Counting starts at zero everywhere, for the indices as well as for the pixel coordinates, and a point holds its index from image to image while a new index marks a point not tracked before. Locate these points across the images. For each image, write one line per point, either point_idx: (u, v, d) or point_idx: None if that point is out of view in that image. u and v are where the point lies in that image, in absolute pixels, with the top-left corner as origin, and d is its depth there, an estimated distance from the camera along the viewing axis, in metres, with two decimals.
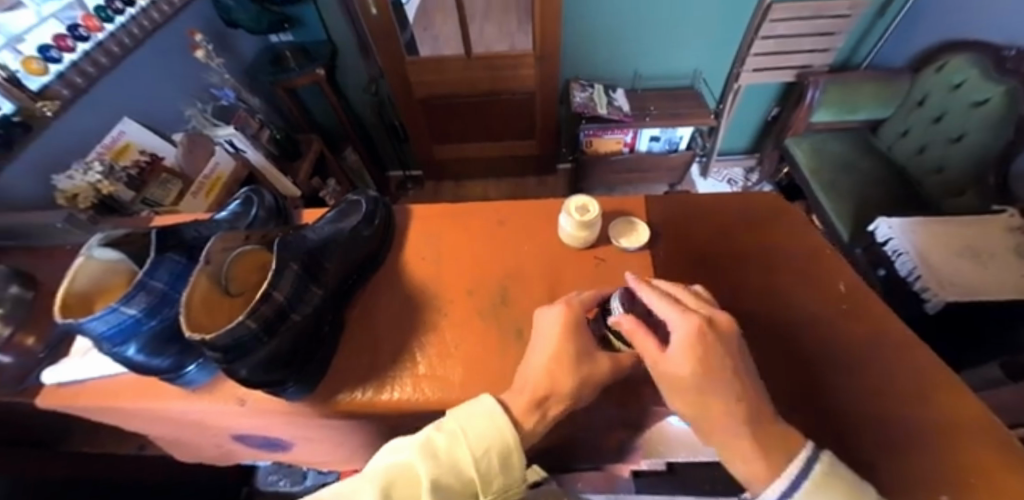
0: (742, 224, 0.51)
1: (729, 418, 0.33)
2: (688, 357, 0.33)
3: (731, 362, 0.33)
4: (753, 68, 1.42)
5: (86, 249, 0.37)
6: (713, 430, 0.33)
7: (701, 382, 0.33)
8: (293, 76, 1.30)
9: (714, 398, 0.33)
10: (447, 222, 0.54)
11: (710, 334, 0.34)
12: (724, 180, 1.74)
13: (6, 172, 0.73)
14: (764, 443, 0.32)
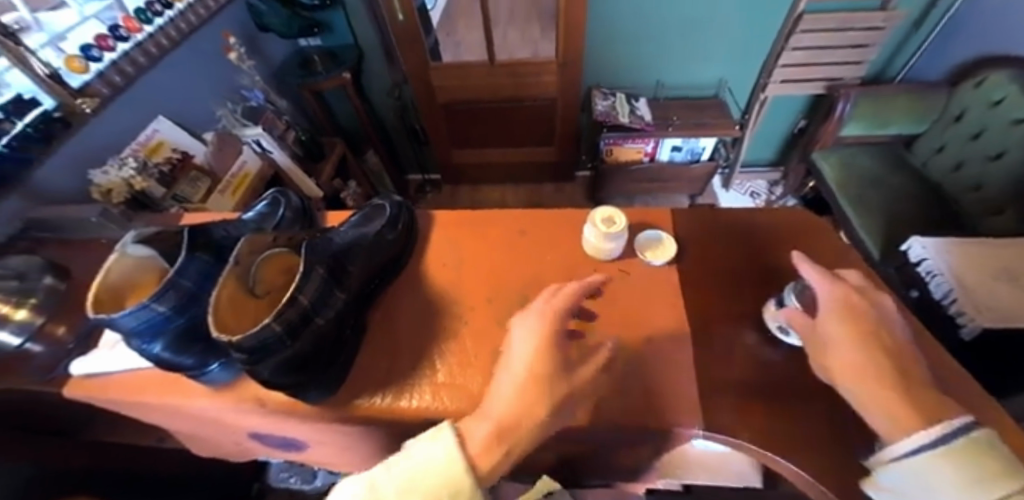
0: (773, 240, 0.50)
1: (883, 373, 0.33)
2: (844, 313, 0.36)
3: (882, 328, 0.35)
4: (781, 79, 1.39)
5: (120, 246, 0.38)
6: (865, 390, 0.33)
7: (850, 338, 0.35)
8: (320, 78, 1.33)
9: (868, 354, 0.34)
10: (469, 228, 0.54)
11: (857, 299, 0.37)
12: (747, 192, 1.70)
13: (46, 166, 0.76)
14: (918, 403, 0.31)
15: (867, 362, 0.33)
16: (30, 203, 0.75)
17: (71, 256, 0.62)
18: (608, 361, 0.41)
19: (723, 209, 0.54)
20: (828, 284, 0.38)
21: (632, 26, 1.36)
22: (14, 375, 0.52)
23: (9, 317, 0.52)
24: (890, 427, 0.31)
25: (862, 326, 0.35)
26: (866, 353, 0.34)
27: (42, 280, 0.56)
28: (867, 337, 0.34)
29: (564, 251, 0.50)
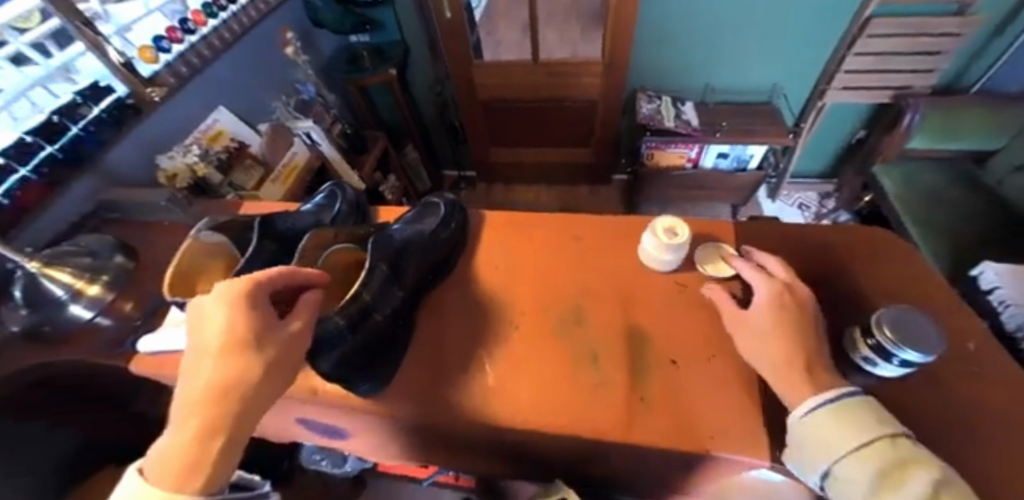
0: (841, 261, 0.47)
1: (786, 354, 0.36)
2: (769, 306, 0.39)
3: (805, 320, 0.38)
4: (840, 86, 1.31)
5: (193, 231, 0.39)
6: (774, 367, 0.37)
7: (774, 326, 0.38)
8: (367, 74, 1.36)
9: (780, 339, 0.37)
10: (521, 231, 0.54)
11: (790, 294, 0.39)
12: (795, 204, 1.62)
13: (118, 150, 0.80)
14: (817, 382, 0.35)
15: (776, 346, 0.37)
16: (101, 184, 0.80)
17: (138, 236, 0.66)
18: (665, 377, 0.40)
19: (789, 226, 0.51)
20: (761, 277, 0.41)
21: (682, 28, 1.32)
22: (84, 346, 0.55)
23: (82, 293, 0.56)
24: (789, 398, 0.35)
25: (788, 316, 0.38)
26: (781, 339, 0.37)
27: (112, 258, 0.60)
28: (788, 326, 0.38)
29: (618, 260, 0.49)
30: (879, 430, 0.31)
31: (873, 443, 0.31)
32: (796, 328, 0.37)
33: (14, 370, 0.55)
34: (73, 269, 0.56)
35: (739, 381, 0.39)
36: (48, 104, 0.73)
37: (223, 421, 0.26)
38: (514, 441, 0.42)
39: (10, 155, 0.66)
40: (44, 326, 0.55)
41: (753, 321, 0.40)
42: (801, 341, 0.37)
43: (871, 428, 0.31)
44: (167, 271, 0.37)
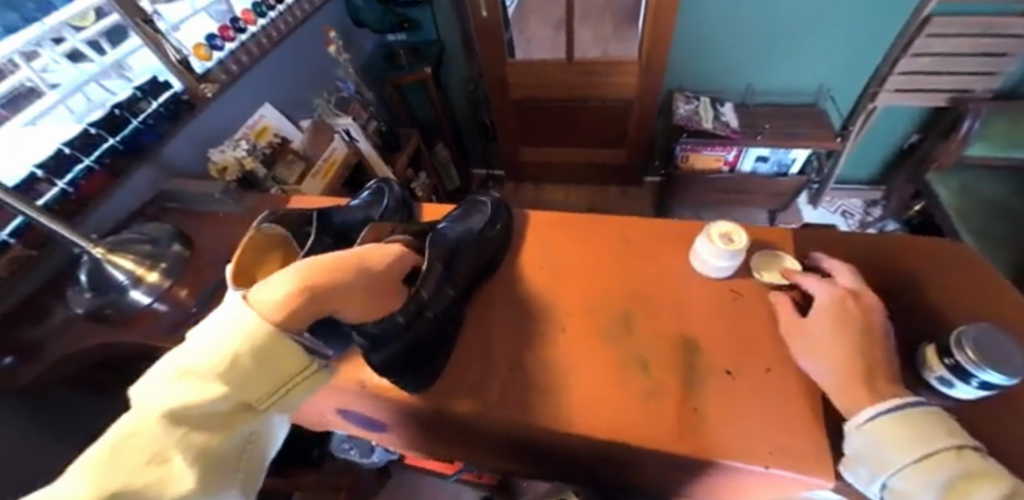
0: (907, 274, 0.45)
1: (845, 362, 0.36)
2: (832, 313, 0.38)
3: (872, 329, 0.37)
4: (893, 88, 1.26)
5: (256, 223, 0.40)
6: (834, 376, 0.36)
7: (836, 334, 0.37)
8: (404, 72, 1.38)
9: (838, 347, 0.36)
10: (569, 231, 0.53)
11: (851, 301, 0.38)
12: (837, 211, 1.56)
13: (174, 143, 0.85)
14: (876, 392, 0.34)
15: (834, 354, 0.36)
16: (157, 175, 0.84)
17: (192, 225, 0.69)
18: (720, 387, 0.39)
19: (849, 236, 0.49)
20: (821, 284, 0.40)
21: (724, 27, 1.29)
22: (145, 327, 0.58)
23: (142, 279, 0.58)
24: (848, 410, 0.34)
25: (852, 325, 0.37)
26: (840, 348, 0.36)
27: (171, 246, 0.63)
28: (852, 334, 0.36)
29: (668, 265, 0.48)
30: (941, 441, 0.30)
31: (938, 454, 0.29)
32: (857, 337, 0.36)
33: (82, 346, 0.58)
34: (134, 255, 0.59)
35: (799, 395, 0.38)
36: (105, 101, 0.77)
37: (310, 294, 0.28)
38: (558, 444, 0.42)
39: (75, 146, 0.71)
40: (106, 309, 0.58)
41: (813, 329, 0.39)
42: (864, 353, 0.35)
43: (932, 436, 0.30)
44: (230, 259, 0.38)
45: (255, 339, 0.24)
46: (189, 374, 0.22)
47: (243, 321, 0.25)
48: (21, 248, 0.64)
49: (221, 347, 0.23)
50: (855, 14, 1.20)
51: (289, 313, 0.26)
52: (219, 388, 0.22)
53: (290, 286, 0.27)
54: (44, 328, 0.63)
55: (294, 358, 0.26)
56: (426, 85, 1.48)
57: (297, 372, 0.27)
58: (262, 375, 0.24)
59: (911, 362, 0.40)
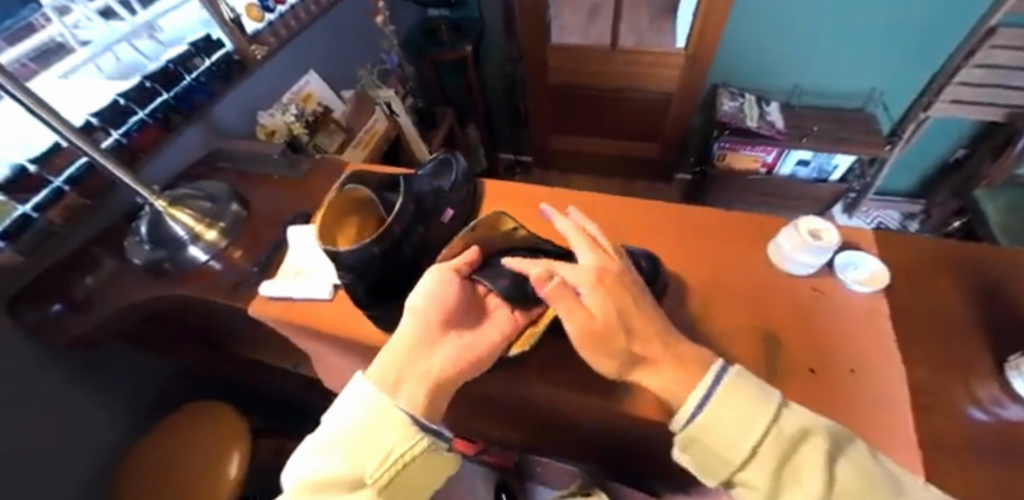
0: (994, 283, 0.44)
1: (620, 348, 0.32)
2: (588, 283, 0.33)
3: (644, 303, 0.34)
4: (950, 98, 1.20)
5: (340, 183, 0.42)
6: (587, 350, 0.32)
7: (582, 306, 0.32)
8: (444, 49, 1.35)
9: (576, 317, 0.32)
10: (642, 219, 0.52)
11: (623, 277, 0.34)
12: (872, 222, 1.53)
13: (222, 105, 0.84)
14: (681, 357, 0.32)
15: (575, 320, 0.32)
16: (207, 133, 0.84)
17: (246, 186, 0.68)
18: (804, 386, 0.38)
19: (938, 242, 0.48)
20: (584, 248, 0.36)
21: (777, 22, 1.25)
22: (200, 284, 0.57)
23: (200, 236, 0.59)
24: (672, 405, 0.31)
25: (611, 298, 0.32)
26: (572, 316, 0.32)
27: (229, 206, 0.62)
28: (623, 309, 0.32)
29: (741, 260, 0.47)
30: (753, 424, 0.29)
31: (760, 442, 0.28)
32: (633, 314, 0.32)
33: (138, 297, 0.59)
34: (192, 211, 0.60)
35: (886, 397, 0.37)
36: (136, 63, 0.73)
37: (419, 343, 0.32)
38: (629, 427, 0.42)
39: (131, 98, 0.70)
40: (164, 263, 0.59)
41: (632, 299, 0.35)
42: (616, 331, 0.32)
43: (739, 425, 0.29)
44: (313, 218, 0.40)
45: (366, 423, 0.29)
46: (326, 449, 0.29)
47: (363, 399, 0.29)
48: (75, 196, 0.64)
49: (345, 427, 0.29)
50: (918, 15, 1.15)
51: (403, 372, 0.30)
52: (342, 464, 0.28)
53: (400, 353, 0.31)
54: (95, 278, 0.62)
55: (402, 436, 0.28)
56: (465, 64, 1.45)
57: (406, 449, 0.28)
58: (375, 454, 0.28)
59: (999, 371, 0.40)
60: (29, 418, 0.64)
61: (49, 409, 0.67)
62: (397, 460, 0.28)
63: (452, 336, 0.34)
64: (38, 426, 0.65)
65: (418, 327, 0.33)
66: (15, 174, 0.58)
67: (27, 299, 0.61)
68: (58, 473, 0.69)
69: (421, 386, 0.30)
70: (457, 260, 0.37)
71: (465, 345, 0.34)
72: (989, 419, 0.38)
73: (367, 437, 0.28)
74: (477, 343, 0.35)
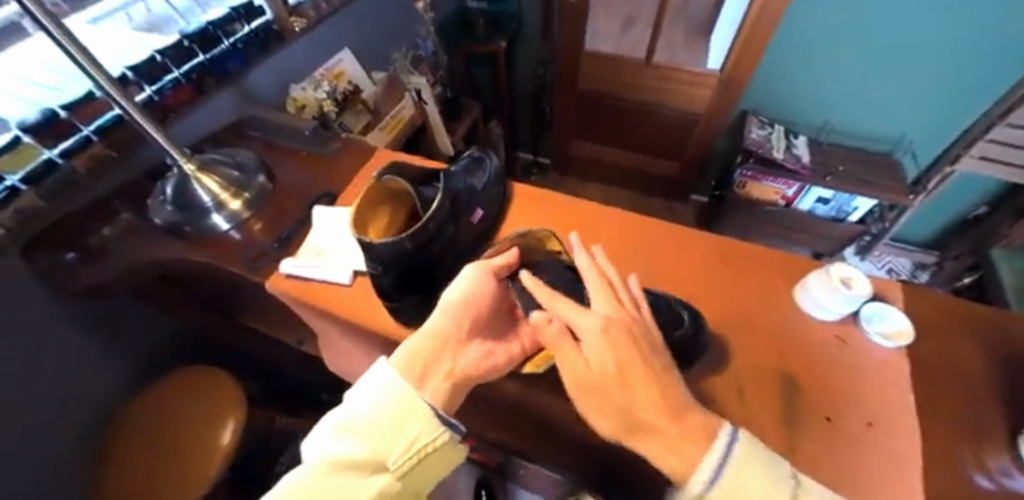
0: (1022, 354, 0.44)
1: (614, 402, 0.30)
2: (590, 330, 0.31)
3: (657, 363, 0.31)
4: (979, 154, 1.16)
5: (379, 174, 0.43)
6: (580, 397, 0.32)
7: (579, 351, 0.32)
8: (478, 43, 1.35)
9: (570, 361, 0.32)
10: (669, 243, 0.52)
11: (637, 331, 0.32)
12: (883, 267, 1.52)
13: (257, 73, 0.84)
14: (692, 427, 0.29)
15: (569, 366, 0.32)
16: (239, 100, 0.84)
17: (273, 158, 0.68)
18: (819, 433, 0.38)
19: (967, 305, 0.47)
20: (599, 295, 0.34)
21: (814, 56, 1.24)
22: (218, 251, 0.57)
23: (225, 204, 0.59)
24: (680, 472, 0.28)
25: (612, 351, 0.30)
26: (568, 361, 0.32)
27: (256, 178, 0.63)
28: (625, 362, 0.30)
29: (767, 296, 0.47)
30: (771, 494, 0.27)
31: None
32: (638, 371, 0.30)
33: (153, 256, 0.59)
34: (219, 178, 0.61)
35: (900, 454, 0.37)
36: (168, 19, 0.76)
37: (448, 340, 0.33)
38: (637, 450, 0.42)
39: (168, 55, 0.69)
40: (185, 226, 0.59)
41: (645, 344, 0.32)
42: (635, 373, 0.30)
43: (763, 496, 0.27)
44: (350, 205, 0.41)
45: (393, 409, 0.28)
46: (348, 430, 0.28)
47: (389, 384, 0.29)
48: (102, 147, 0.64)
49: (371, 410, 0.28)
50: (957, 72, 1.15)
51: (427, 365, 0.31)
52: (363, 447, 0.27)
53: (428, 345, 0.32)
54: (112, 229, 0.63)
55: (426, 427, 0.28)
56: (496, 59, 1.44)
57: (428, 440, 0.28)
58: (400, 441, 0.28)
59: (1012, 443, 0.38)
60: (31, 361, 0.64)
61: (52, 354, 0.67)
62: (418, 449, 0.28)
63: (478, 340, 0.35)
64: (39, 370, 0.66)
65: (450, 325, 0.34)
66: (46, 117, 0.58)
67: (41, 245, 0.61)
68: (53, 419, 0.69)
69: (442, 381, 0.31)
70: (499, 260, 0.38)
71: (489, 350, 0.36)
72: (996, 488, 0.35)
73: (393, 424, 0.28)
74: (499, 351, 0.36)
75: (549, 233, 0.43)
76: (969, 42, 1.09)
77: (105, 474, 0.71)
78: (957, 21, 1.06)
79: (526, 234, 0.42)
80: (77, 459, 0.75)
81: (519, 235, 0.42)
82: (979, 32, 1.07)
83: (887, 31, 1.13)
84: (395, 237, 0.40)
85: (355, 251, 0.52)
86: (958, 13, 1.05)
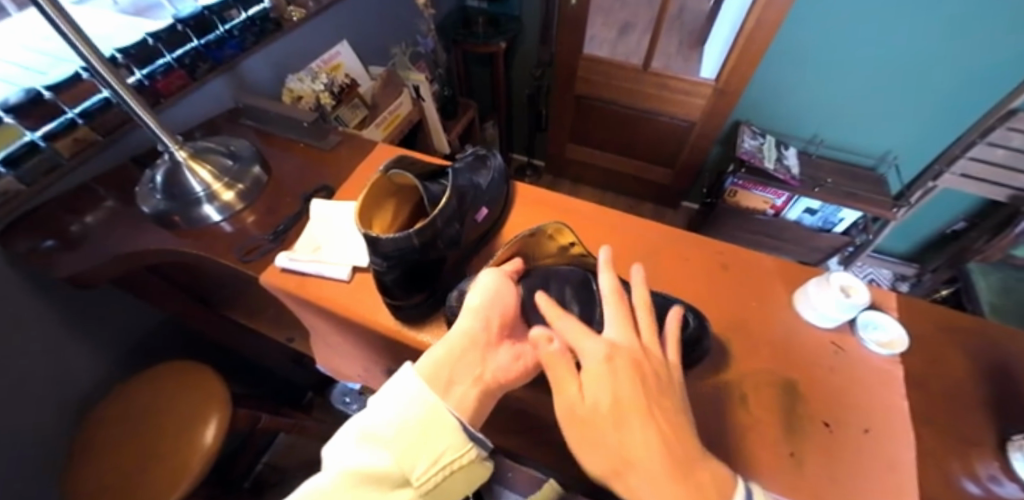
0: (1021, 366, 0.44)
1: (608, 440, 0.30)
2: (594, 361, 0.32)
3: (669, 400, 0.32)
4: (960, 172, 1.19)
5: (384, 168, 0.42)
6: (572, 435, 0.32)
7: (578, 381, 0.33)
8: (478, 40, 1.34)
9: (567, 393, 0.32)
10: (671, 248, 0.52)
11: (646, 366, 0.33)
12: (865, 277, 1.58)
13: (251, 61, 0.82)
14: (693, 481, 0.28)
15: (565, 396, 0.33)
16: (234, 88, 0.82)
17: (270, 150, 0.67)
18: (817, 438, 0.38)
19: (962, 315, 0.48)
20: (614, 321, 0.35)
21: (806, 70, 1.27)
22: (211, 243, 0.55)
23: (218, 195, 0.58)
24: None
25: (610, 382, 0.31)
26: (564, 390, 0.33)
27: (251, 168, 0.61)
28: (623, 398, 0.31)
29: (766, 302, 0.47)
30: None
31: None
32: (633, 406, 0.30)
33: (138, 247, 0.56)
34: (212, 168, 0.59)
35: (894, 460, 0.37)
36: (159, 3, 0.75)
37: (476, 344, 0.34)
38: None
39: (161, 39, 0.67)
40: (174, 216, 0.57)
41: (658, 381, 0.32)
42: (641, 409, 0.30)
43: None
44: (356, 198, 0.41)
45: (420, 422, 0.29)
46: (371, 441, 0.28)
47: (417, 394, 0.30)
48: (87, 130, 0.61)
49: (397, 421, 0.29)
50: (951, 79, 1.16)
51: (455, 372, 0.32)
52: (389, 457, 0.27)
53: (456, 351, 0.33)
54: (96, 217, 0.60)
55: (454, 443, 0.29)
56: (495, 58, 1.44)
57: (455, 456, 0.29)
58: (426, 454, 0.28)
59: (1001, 449, 0.39)
60: (7, 356, 0.62)
61: (30, 349, 0.64)
62: (443, 462, 0.29)
63: (506, 342, 0.36)
64: (15, 364, 0.63)
65: (478, 326, 0.35)
66: (29, 97, 0.57)
67: (20, 231, 0.58)
68: (25, 416, 0.66)
69: (468, 385, 0.32)
70: (507, 266, 0.40)
71: (518, 354, 0.36)
72: (983, 494, 0.36)
73: (420, 435, 0.29)
74: (526, 352, 0.36)
75: (558, 228, 0.42)
76: (961, 48, 1.10)
77: (81, 472, 0.67)
78: (963, 22, 1.05)
79: (537, 231, 0.41)
80: (47, 459, 0.72)
81: (529, 234, 0.41)
82: (964, 44, 1.09)
83: (877, 49, 1.16)
84: (402, 233, 0.39)
85: (355, 248, 0.51)
86: (966, 15, 1.04)
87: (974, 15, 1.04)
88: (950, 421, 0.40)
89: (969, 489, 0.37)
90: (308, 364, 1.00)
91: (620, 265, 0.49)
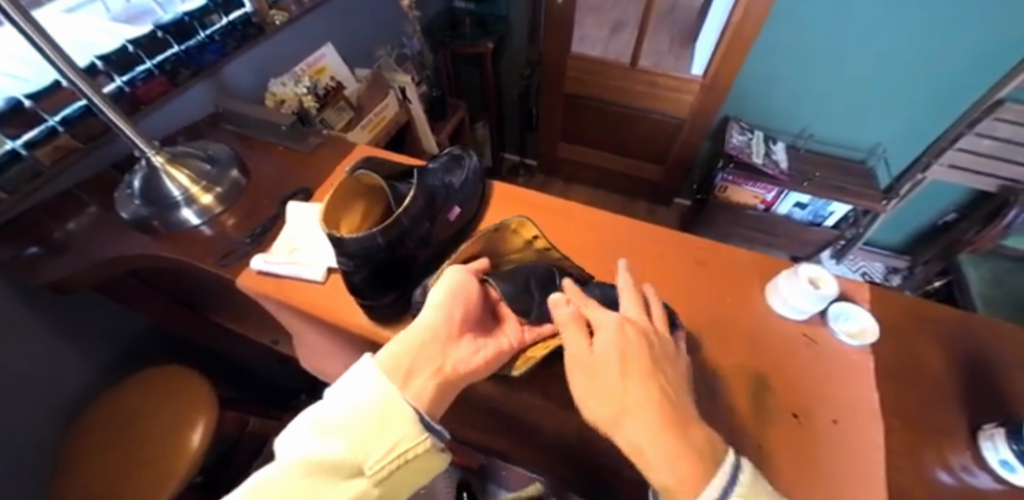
0: (994, 356, 0.44)
1: (608, 387, 0.31)
2: (606, 322, 0.34)
3: (670, 373, 0.32)
4: (948, 163, 1.19)
5: (351, 169, 0.43)
6: (575, 383, 0.33)
7: (588, 339, 0.34)
8: (465, 41, 1.34)
9: (575, 346, 0.34)
10: (644, 244, 0.52)
11: (653, 338, 0.34)
12: (857, 270, 1.58)
13: (233, 66, 0.83)
14: (688, 438, 0.28)
15: (573, 350, 0.34)
16: (216, 92, 0.82)
17: (250, 153, 0.67)
18: (786, 430, 0.39)
19: (937, 307, 0.48)
20: (628, 300, 0.37)
21: (793, 64, 1.27)
22: (191, 247, 0.56)
23: (196, 199, 0.58)
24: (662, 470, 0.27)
25: (619, 341, 0.33)
26: (572, 343, 0.34)
27: (229, 171, 0.61)
28: (631, 354, 0.32)
29: (739, 296, 0.48)
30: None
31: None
32: (639, 364, 0.32)
33: (117, 252, 0.56)
34: (190, 172, 0.59)
35: (864, 451, 0.38)
36: (144, 10, 0.76)
37: (436, 336, 0.34)
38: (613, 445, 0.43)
39: (142, 45, 0.68)
40: (152, 221, 0.57)
41: (674, 364, 0.34)
42: (645, 368, 0.31)
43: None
44: (322, 199, 0.41)
45: (375, 410, 0.29)
46: (326, 429, 0.28)
47: (375, 383, 0.30)
48: (67, 138, 0.61)
49: (352, 410, 0.29)
50: (938, 72, 1.16)
51: (414, 362, 0.32)
52: (343, 447, 0.27)
53: (418, 342, 0.34)
54: (77, 223, 0.60)
55: (409, 432, 0.29)
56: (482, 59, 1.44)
57: (411, 445, 0.29)
58: (381, 443, 0.28)
59: (972, 439, 0.39)
60: (7, 355, 0.63)
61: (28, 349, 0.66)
62: (398, 452, 0.29)
63: (468, 336, 0.36)
64: (15, 364, 0.64)
65: (440, 319, 0.35)
66: (11, 105, 0.57)
67: (7, 238, 0.58)
68: (18, 419, 0.67)
69: (427, 376, 0.32)
70: (473, 264, 0.41)
71: (478, 347, 0.36)
72: (955, 483, 0.37)
73: (375, 424, 0.29)
74: (486, 346, 0.37)
75: (522, 221, 0.43)
76: (947, 40, 1.10)
77: (68, 480, 0.67)
78: (952, 13, 1.05)
79: (501, 225, 0.42)
80: (39, 463, 0.73)
81: (493, 228, 0.42)
82: (951, 37, 1.09)
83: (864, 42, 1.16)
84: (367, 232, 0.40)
85: (330, 249, 0.51)
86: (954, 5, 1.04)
87: (959, 8, 1.04)
88: (921, 411, 0.40)
89: (942, 478, 0.37)
90: (295, 365, 1.01)
91: (589, 261, 0.49)
